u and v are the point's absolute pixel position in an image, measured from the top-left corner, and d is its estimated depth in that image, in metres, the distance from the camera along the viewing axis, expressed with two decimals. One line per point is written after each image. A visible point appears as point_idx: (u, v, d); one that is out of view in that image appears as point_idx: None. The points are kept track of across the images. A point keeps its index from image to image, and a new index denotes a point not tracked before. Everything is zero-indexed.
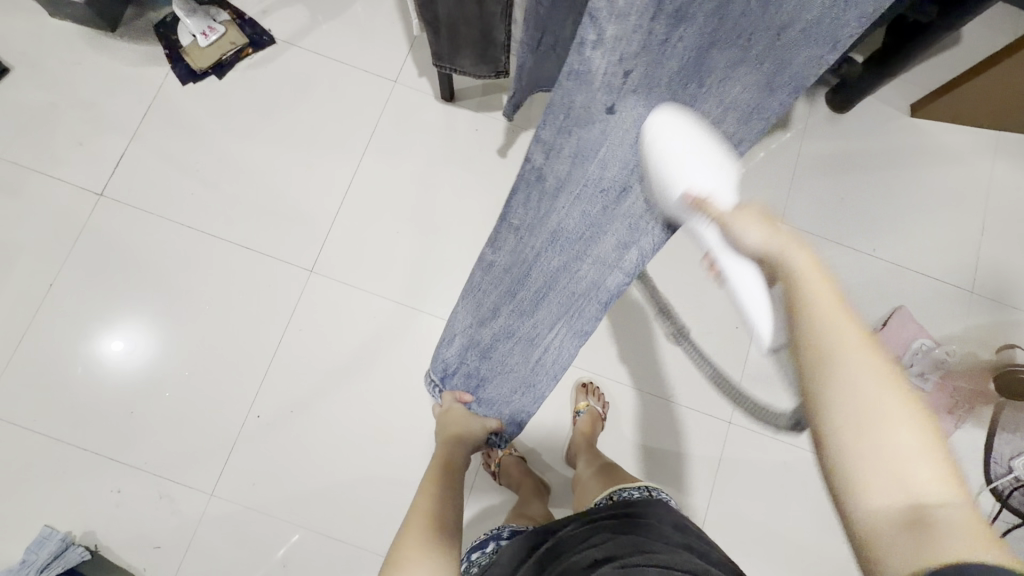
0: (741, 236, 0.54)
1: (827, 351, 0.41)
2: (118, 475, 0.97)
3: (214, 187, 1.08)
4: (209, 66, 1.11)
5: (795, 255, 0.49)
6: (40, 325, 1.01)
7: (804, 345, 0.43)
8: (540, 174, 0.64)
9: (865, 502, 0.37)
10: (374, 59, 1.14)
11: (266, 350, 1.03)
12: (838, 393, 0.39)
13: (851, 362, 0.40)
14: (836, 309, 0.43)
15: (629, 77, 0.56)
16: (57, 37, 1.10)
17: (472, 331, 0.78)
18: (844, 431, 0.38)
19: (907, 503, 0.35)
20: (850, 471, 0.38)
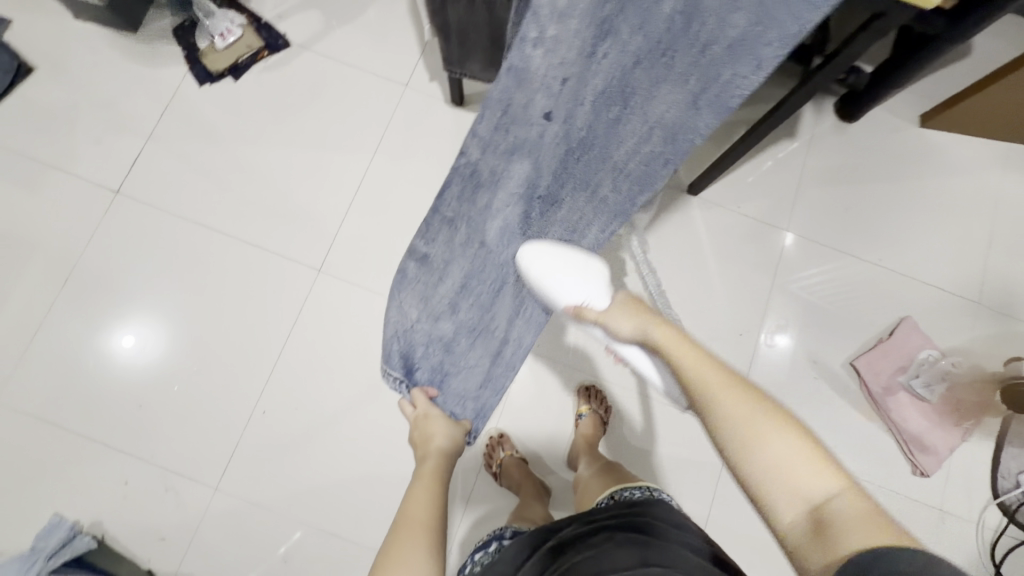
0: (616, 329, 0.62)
1: (716, 401, 0.50)
2: (126, 466, 0.99)
3: (227, 186, 1.10)
4: (226, 68, 1.14)
5: (656, 332, 0.58)
6: (56, 317, 1.04)
7: (700, 405, 0.51)
8: (473, 171, 0.58)
9: (777, 513, 0.45)
10: (386, 63, 1.16)
11: (273, 347, 1.05)
12: (741, 439, 0.47)
13: (735, 422, 0.48)
14: (702, 363, 0.52)
15: (566, 86, 0.50)
16: (79, 38, 1.13)
17: (426, 330, 0.72)
18: (761, 482, 0.46)
19: (800, 513, 0.44)
20: (762, 495, 0.46)
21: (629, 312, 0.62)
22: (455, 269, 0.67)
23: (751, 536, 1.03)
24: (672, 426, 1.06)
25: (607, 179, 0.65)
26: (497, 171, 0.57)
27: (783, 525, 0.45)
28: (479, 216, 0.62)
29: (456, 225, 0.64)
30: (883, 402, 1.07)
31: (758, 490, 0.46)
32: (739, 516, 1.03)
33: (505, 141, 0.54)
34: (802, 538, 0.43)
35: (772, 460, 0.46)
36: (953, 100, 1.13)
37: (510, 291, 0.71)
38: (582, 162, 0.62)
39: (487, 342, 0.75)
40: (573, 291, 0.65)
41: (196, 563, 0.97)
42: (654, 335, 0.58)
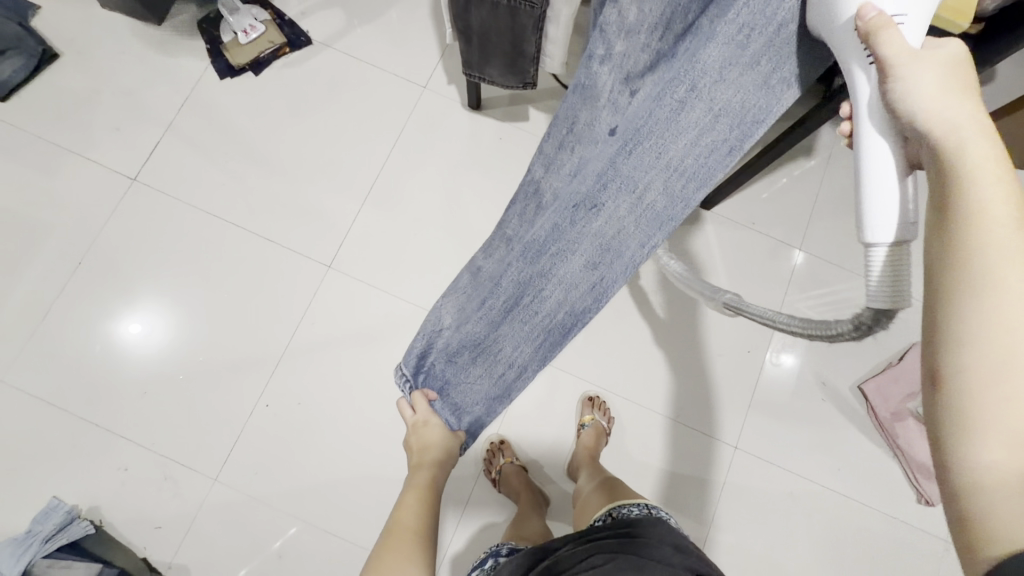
0: (909, 91, 0.40)
1: (997, 254, 0.33)
2: (127, 453, 0.99)
3: (241, 179, 1.11)
4: (247, 63, 1.15)
5: (969, 133, 0.37)
6: (66, 300, 1.05)
7: (961, 253, 0.34)
8: (537, 187, 0.70)
9: (983, 446, 0.31)
10: (406, 64, 1.16)
11: (279, 342, 1.05)
12: (981, 319, 0.32)
13: (1002, 293, 0.32)
14: (1009, 186, 0.34)
15: (636, 96, 0.54)
16: (106, 27, 1.15)
17: (447, 334, 0.72)
18: (977, 382, 0.31)
19: (1020, 465, 0.30)
20: (969, 409, 0.31)
21: (966, 99, 0.39)
22: (483, 280, 0.68)
23: (751, 557, 1.01)
24: (674, 441, 1.05)
25: (657, 188, 0.51)
26: (555, 188, 0.66)
27: (986, 462, 0.30)
28: (526, 230, 0.65)
29: (508, 237, 0.70)
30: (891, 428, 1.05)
31: (960, 400, 0.32)
32: (738, 538, 1.02)
33: (569, 158, 0.64)
34: (1010, 489, 0.30)
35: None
36: None
37: (520, 315, 0.62)
38: (633, 157, 0.49)
39: (490, 364, 0.69)
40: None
41: (190, 554, 0.97)
42: (919, 109, 0.40)
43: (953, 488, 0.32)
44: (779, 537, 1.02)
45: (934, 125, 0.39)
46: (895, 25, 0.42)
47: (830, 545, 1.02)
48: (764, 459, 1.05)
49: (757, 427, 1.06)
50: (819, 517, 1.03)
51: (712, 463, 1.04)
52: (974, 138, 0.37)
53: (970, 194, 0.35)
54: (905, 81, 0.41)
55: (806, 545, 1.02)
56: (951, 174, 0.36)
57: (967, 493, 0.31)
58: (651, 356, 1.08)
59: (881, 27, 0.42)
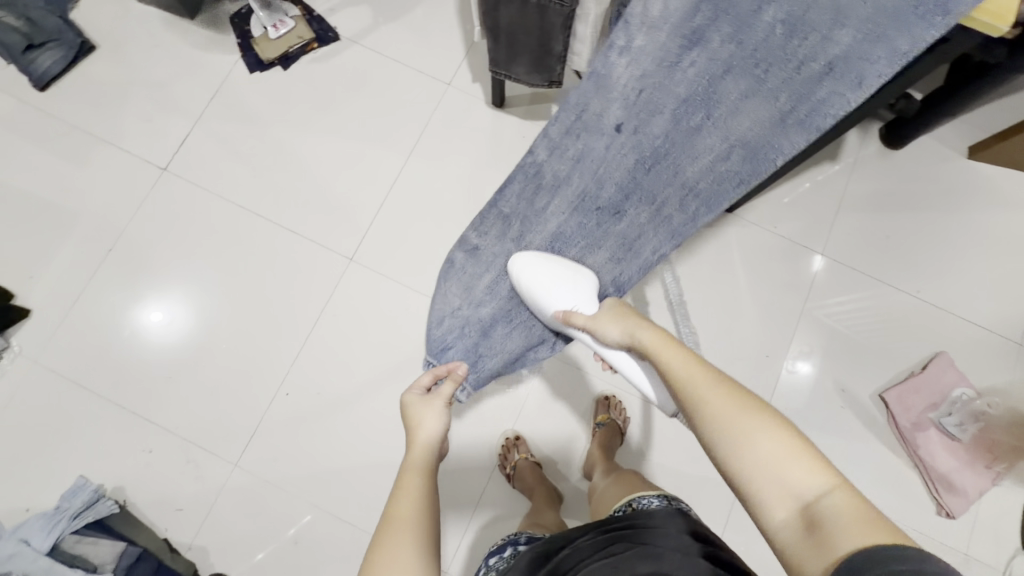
0: (608, 336, 0.64)
1: (708, 408, 0.50)
2: (151, 436, 1.02)
3: (268, 171, 1.13)
4: (276, 57, 1.16)
5: (648, 336, 0.60)
6: (97, 284, 1.08)
7: (693, 411, 0.51)
8: (538, 171, 0.71)
9: (770, 512, 0.44)
10: (431, 61, 1.17)
11: (300, 332, 1.07)
12: (728, 439, 0.47)
13: (721, 417, 0.49)
14: (679, 356, 0.56)
15: (641, 96, 0.68)
16: (140, 20, 1.18)
17: (462, 315, 0.75)
18: (747, 477, 0.45)
19: (793, 511, 0.43)
20: (755, 492, 0.45)
21: (630, 318, 0.63)
22: (500, 260, 0.74)
23: (765, 563, 1.00)
24: (689, 443, 1.05)
25: (675, 199, 0.70)
26: (558, 175, 0.71)
27: (775, 521, 0.43)
28: (534, 216, 0.73)
29: (510, 222, 0.73)
30: (911, 437, 1.04)
31: (746, 484, 0.45)
32: (752, 542, 1.01)
33: (574, 145, 0.70)
34: (796, 537, 0.42)
35: (762, 459, 0.45)
36: (1010, 131, 1.09)
37: None
38: (652, 173, 0.69)
39: (522, 328, 0.74)
40: (564, 300, 0.68)
41: (209, 537, 0.99)
42: (631, 336, 0.62)
43: (782, 552, 0.43)
44: None
45: (656, 347, 0.58)
46: (572, 312, 0.67)
47: None
48: None
49: None
50: None
51: None
52: (675, 357, 0.56)
53: (684, 382, 0.53)
54: (609, 330, 0.64)
55: None
56: (671, 376, 0.55)
57: (790, 553, 0.42)
58: None
59: (570, 317, 0.66)
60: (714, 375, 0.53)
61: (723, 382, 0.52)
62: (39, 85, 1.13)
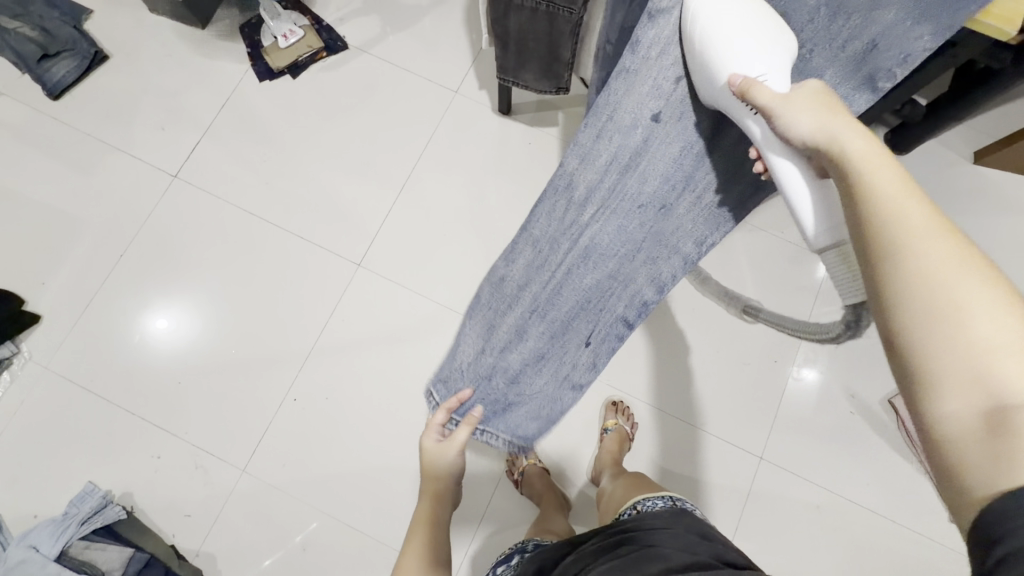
0: (792, 128, 0.49)
1: (915, 256, 0.36)
2: (160, 442, 1.02)
3: (277, 178, 1.14)
4: (286, 66, 1.18)
5: (851, 141, 0.45)
6: (107, 289, 1.09)
7: (889, 254, 0.37)
8: (569, 183, 0.68)
9: (942, 402, 0.33)
10: (439, 70, 1.19)
11: (308, 337, 1.07)
12: (916, 297, 0.35)
13: (920, 272, 0.35)
14: (897, 183, 0.40)
15: (677, 86, 0.63)
16: (153, 31, 1.20)
17: (490, 362, 0.72)
18: (926, 356, 0.34)
19: (987, 411, 0.31)
20: (931, 369, 0.33)
21: (837, 116, 0.47)
22: (531, 285, 0.70)
23: (776, 571, 0.99)
24: (697, 449, 1.04)
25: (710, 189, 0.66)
26: (591, 185, 0.67)
27: (942, 414, 0.32)
28: (563, 237, 0.68)
29: (528, 249, 0.71)
30: None
31: (917, 353, 0.34)
32: (763, 549, 1.00)
33: (607, 149, 0.67)
34: (973, 439, 0.31)
35: (974, 335, 0.33)
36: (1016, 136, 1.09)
37: (589, 317, 0.69)
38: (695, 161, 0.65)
39: (555, 366, 0.71)
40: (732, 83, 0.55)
41: (217, 543, 0.98)
42: (824, 143, 0.46)
43: (932, 441, 0.33)
44: (806, 551, 1.00)
45: (867, 167, 0.42)
46: (759, 83, 0.52)
47: (859, 561, 1.00)
48: (790, 469, 1.04)
49: (783, 437, 1.05)
50: (847, 532, 1.01)
51: (736, 472, 1.03)
52: (890, 175, 0.41)
53: (889, 213, 0.39)
54: (788, 108, 0.49)
55: (834, 560, 1.00)
56: (878, 202, 0.40)
57: (946, 448, 0.32)
58: (675, 363, 1.08)
59: (750, 86, 0.52)
60: (948, 224, 0.37)
61: (958, 237, 0.37)
62: (53, 94, 1.15)
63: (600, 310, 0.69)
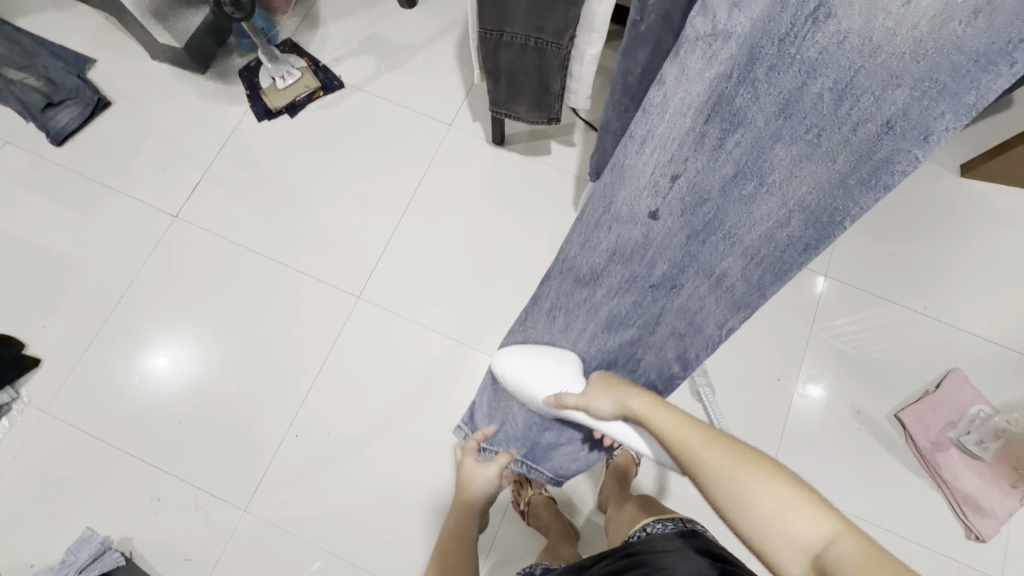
0: (598, 412, 0.63)
1: (701, 470, 0.48)
2: (159, 484, 1.01)
3: (277, 214, 1.16)
4: (284, 106, 1.21)
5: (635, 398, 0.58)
6: (108, 330, 1.09)
7: (692, 471, 0.49)
8: (573, 267, 0.71)
9: (782, 565, 0.42)
10: (433, 104, 1.22)
11: (308, 372, 1.07)
12: (732, 503, 0.44)
13: (723, 484, 0.46)
14: (671, 418, 0.53)
15: (675, 184, 0.58)
16: (154, 77, 1.23)
17: (540, 416, 0.77)
18: (757, 531, 0.43)
19: (807, 564, 0.41)
20: (768, 552, 0.42)
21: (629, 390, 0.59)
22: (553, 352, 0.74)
23: None
24: None
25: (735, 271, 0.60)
26: (596, 269, 0.68)
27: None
28: (577, 309, 0.73)
29: (554, 315, 0.75)
30: (932, 458, 1.02)
31: (758, 539, 0.43)
32: None
33: (606, 239, 0.66)
34: None
35: (757, 511, 0.43)
36: (1002, 148, 1.11)
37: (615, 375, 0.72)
38: (707, 244, 0.60)
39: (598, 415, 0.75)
40: (552, 382, 0.69)
41: None
42: (617, 401, 0.60)
43: None
44: None
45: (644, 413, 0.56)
46: (566, 405, 0.67)
47: None
48: None
49: (790, 456, 1.04)
50: None
51: None
52: (661, 417, 0.54)
53: (673, 435, 0.51)
54: (593, 404, 0.63)
55: None
56: (677, 452, 0.50)
57: None
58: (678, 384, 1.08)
59: (562, 404, 0.66)
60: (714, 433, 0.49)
61: (701, 430, 0.50)
62: (57, 140, 1.18)
63: (626, 370, 0.72)
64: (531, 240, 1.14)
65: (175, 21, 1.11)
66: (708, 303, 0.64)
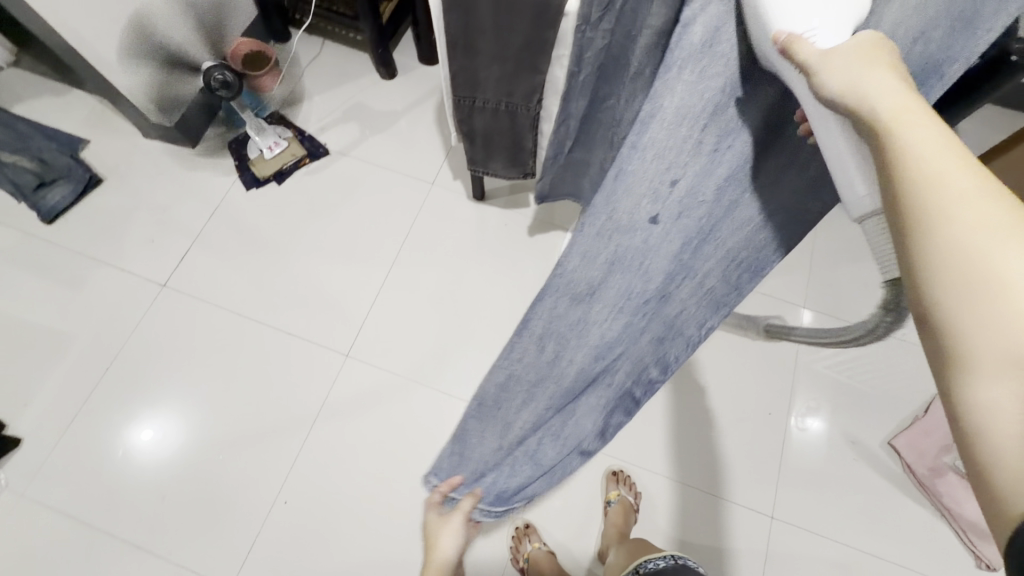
0: (833, 89, 0.36)
1: (940, 183, 0.30)
2: (143, 565, 0.96)
3: (265, 277, 1.18)
4: (271, 174, 1.26)
5: (904, 103, 0.33)
6: (93, 404, 1.07)
7: (904, 183, 0.31)
8: (572, 285, 0.53)
9: (979, 376, 0.27)
10: (415, 165, 1.27)
11: (297, 435, 1.05)
12: (932, 258, 0.29)
13: (964, 229, 0.29)
14: (945, 136, 0.31)
15: (677, 187, 0.47)
16: (145, 153, 1.28)
17: (507, 453, 0.69)
18: (957, 301, 0.28)
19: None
20: (934, 297, 0.29)
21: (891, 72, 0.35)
22: (539, 394, 0.61)
23: None
24: (707, 513, 1.02)
25: (716, 271, 0.53)
26: (595, 283, 0.52)
27: (975, 386, 0.27)
28: (570, 339, 0.56)
29: (544, 343, 0.57)
30: (932, 485, 1.01)
31: (927, 298, 0.29)
32: None
33: (606, 249, 0.50)
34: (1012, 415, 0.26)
35: (961, 232, 0.29)
36: None
37: (594, 397, 0.61)
38: (699, 250, 0.51)
39: (564, 443, 0.64)
40: (801, 10, 0.39)
41: None
42: (857, 101, 0.35)
43: (959, 421, 0.28)
44: None
45: (888, 107, 0.33)
46: (806, 38, 0.39)
47: None
48: (803, 525, 1.01)
49: (791, 492, 1.02)
50: None
51: (750, 534, 1.00)
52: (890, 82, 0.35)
53: (900, 139, 0.32)
54: (832, 71, 0.37)
55: None
56: (881, 126, 0.33)
57: (972, 429, 0.27)
58: (672, 425, 1.07)
59: (797, 43, 0.39)
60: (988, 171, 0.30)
61: (970, 156, 0.31)
62: (47, 219, 1.20)
63: (603, 393, 0.60)
64: (516, 289, 1.17)
65: (162, 91, 1.15)
66: (690, 307, 0.56)
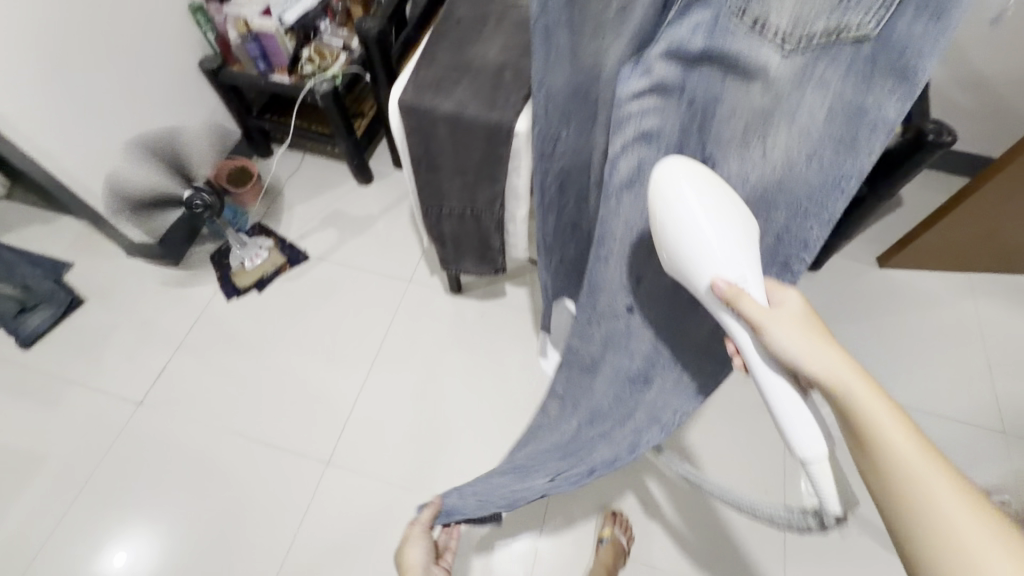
0: (784, 351, 0.50)
1: (888, 452, 0.43)
2: None
3: (244, 387, 1.17)
4: (252, 283, 1.29)
5: (843, 372, 0.47)
6: (58, 539, 1.01)
7: (868, 445, 0.44)
8: (577, 355, 0.75)
9: None
10: (393, 265, 1.32)
11: (277, 556, 0.99)
12: (908, 510, 0.41)
13: (921, 491, 0.41)
14: (883, 408, 0.45)
15: (639, 282, 0.67)
16: (129, 271, 1.31)
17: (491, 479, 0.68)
18: (931, 545, 0.40)
19: None
20: (910, 527, 0.41)
21: (825, 338, 0.50)
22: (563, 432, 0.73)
23: None
24: None
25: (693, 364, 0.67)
26: (594, 358, 0.73)
27: None
28: (584, 396, 0.74)
29: (563, 402, 0.77)
30: None
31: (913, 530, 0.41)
32: None
33: (598, 331, 0.72)
34: None
35: (914, 480, 0.42)
36: (903, 242, 1.26)
37: (569, 458, 0.67)
38: (671, 340, 0.67)
39: (517, 478, 0.66)
40: (729, 263, 0.51)
41: None
42: (806, 363, 0.49)
43: None
44: None
45: (829, 374, 0.48)
46: (740, 288, 0.51)
47: None
48: None
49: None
50: None
51: None
52: (828, 356, 0.48)
53: (844, 392, 0.47)
54: (781, 332, 0.50)
55: None
56: (850, 409, 0.46)
57: None
58: (667, 512, 1.03)
59: (736, 295, 0.51)
60: (918, 430, 0.44)
61: (909, 421, 0.44)
62: (25, 343, 1.20)
63: (578, 457, 0.67)
64: (497, 379, 1.17)
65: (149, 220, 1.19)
66: (667, 398, 0.67)
